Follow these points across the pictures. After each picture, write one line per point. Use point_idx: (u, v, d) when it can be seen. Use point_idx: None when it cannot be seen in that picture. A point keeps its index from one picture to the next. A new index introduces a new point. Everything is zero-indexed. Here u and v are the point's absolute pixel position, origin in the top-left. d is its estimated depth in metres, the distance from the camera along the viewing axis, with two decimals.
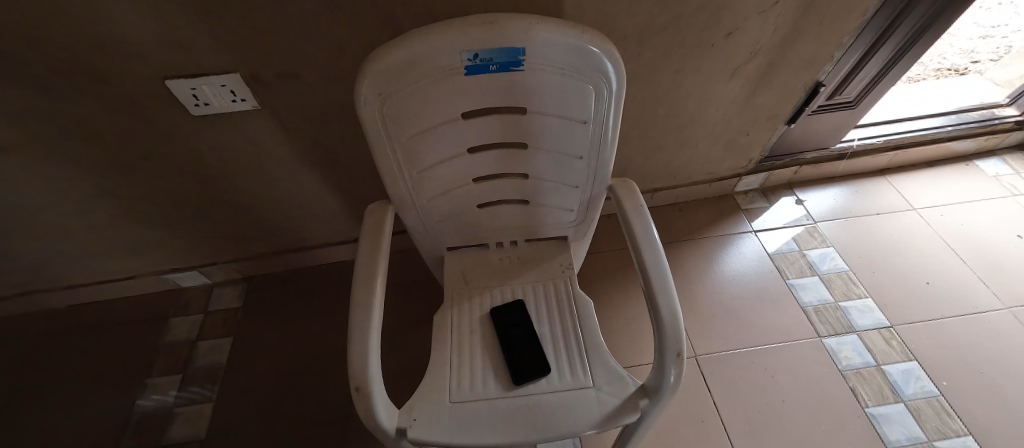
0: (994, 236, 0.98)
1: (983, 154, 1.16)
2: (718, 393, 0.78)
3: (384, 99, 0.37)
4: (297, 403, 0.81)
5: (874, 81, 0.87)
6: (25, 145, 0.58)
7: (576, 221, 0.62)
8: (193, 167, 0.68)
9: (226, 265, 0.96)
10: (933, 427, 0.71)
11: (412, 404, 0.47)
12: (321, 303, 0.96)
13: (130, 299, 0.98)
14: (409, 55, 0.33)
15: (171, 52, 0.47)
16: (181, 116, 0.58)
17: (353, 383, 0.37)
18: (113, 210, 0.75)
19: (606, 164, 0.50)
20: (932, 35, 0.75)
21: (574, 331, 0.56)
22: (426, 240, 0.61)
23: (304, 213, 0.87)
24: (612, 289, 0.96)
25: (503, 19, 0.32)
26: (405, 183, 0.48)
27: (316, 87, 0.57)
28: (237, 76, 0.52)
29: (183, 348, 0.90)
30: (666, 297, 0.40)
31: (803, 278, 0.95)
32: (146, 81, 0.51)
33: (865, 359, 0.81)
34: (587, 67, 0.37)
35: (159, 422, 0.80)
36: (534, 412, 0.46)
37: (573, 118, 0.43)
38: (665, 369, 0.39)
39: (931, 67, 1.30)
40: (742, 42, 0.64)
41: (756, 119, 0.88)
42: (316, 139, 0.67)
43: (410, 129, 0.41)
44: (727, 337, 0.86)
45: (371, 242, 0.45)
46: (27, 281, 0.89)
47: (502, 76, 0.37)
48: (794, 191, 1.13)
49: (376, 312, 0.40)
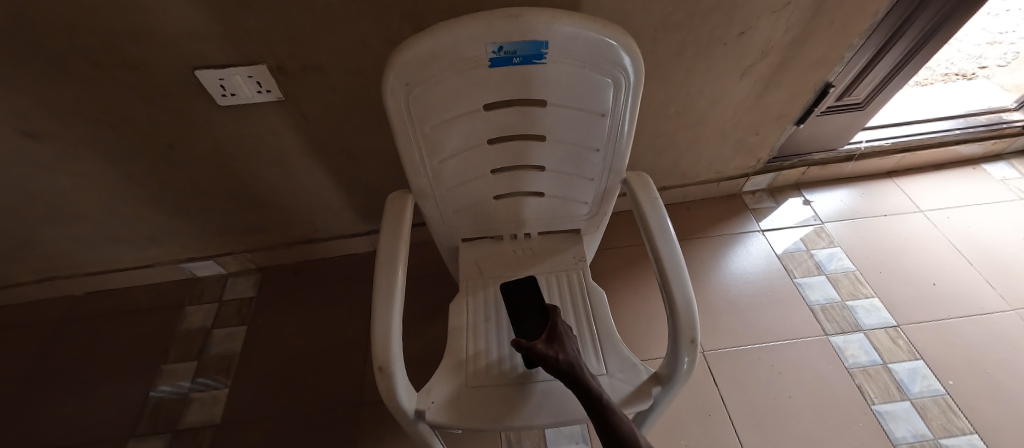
0: (1001, 239, 0.99)
1: (990, 158, 1.17)
2: (726, 388, 0.79)
3: (410, 90, 0.38)
4: (309, 392, 0.82)
5: (883, 83, 0.88)
6: (57, 132, 0.60)
7: (589, 214, 0.63)
8: (215, 157, 0.70)
9: (240, 256, 0.98)
10: (939, 425, 0.72)
11: (429, 388, 0.48)
12: (333, 295, 0.97)
13: (146, 287, 1.00)
14: (437, 46, 0.34)
15: (202, 43, 0.49)
16: (207, 106, 0.59)
17: (376, 363, 0.38)
18: (135, 198, 0.77)
19: (621, 156, 0.51)
20: (942, 37, 0.76)
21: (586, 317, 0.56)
22: (441, 231, 0.63)
23: (318, 205, 0.88)
24: (620, 285, 0.97)
25: (528, 13, 0.34)
26: (426, 173, 0.50)
27: (338, 80, 0.58)
28: (263, 67, 0.53)
29: (197, 335, 0.92)
30: (681, 286, 0.41)
31: (810, 277, 0.96)
32: (175, 71, 0.52)
33: (872, 357, 0.81)
34: (607, 60, 0.38)
35: (175, 407, 0.81)
36: (549, 398, 0.47)
37: (592, 111, 0.45)
38: (678, 356, 0.40)
39: (938, 72, 1.31)
40: (754, 41, 0.65)
41: (766, 119, 0.88)
42: (335, 131, 0.69)
43: (433, 119, 0.43)
44: (734, 334, 0.87)
45: (392, 229, 0.46)
46: (48, 267, 0.91)
47: (524, 68, 0.39)
48: (801, 192, 1.14)
49: (398, 295, 0.41)
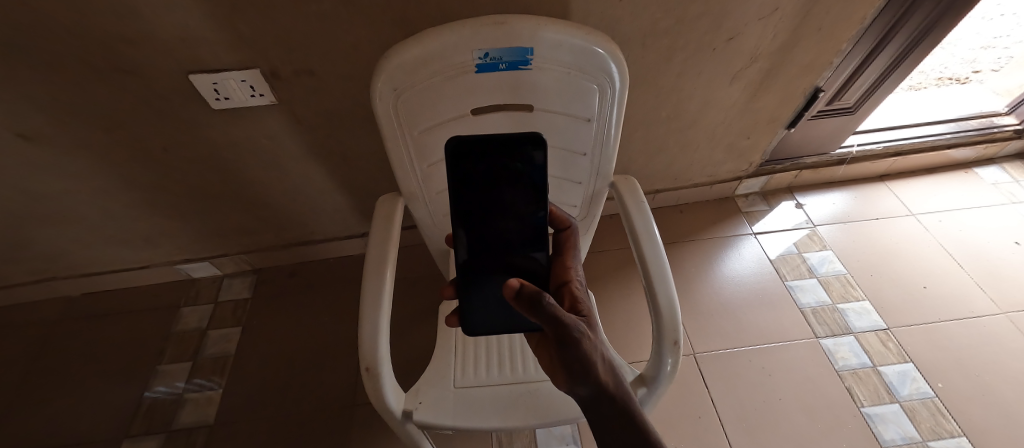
0: (993, 243, 0.99)
1: (982, 162, 1.17)
2: (716, 390, 0.79)
3: (398, 95, 0.39)
4: (302, 393, 0.82)
5: (873, 88, 0.89)
6: (53, 134, 0.61)
7: (579, 217, 0.64)
8: (210, 159, 0.71)
9: (236, 257, 0.99)
10: (928, 427, 0.72)
11: (417, 389, 0.48)
12: (328, 296, 0.98)
13: (142, 289, 1.01)
14: (424, 52, 0.35)
15: (196, 48, 0.50)
16: (202, 110, 0.60)
17: (363, 364, 0.38)
18: (131, 200, 0.77)
19: (609, 161, 0.52)
20: (929, 43, 0.77)
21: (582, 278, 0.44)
22: (432, 233, 0.63)
23: (312, 207, 0.89)
24: (613, 287, 0.98)
25: (513, 20, 0.35)
26: (415, 177, 0.50)
27: (330, 85, 0.59)
28: (257, 72, 0.54)
29: (192, 337, 0.92)
30: (664, 287, 0.42)
31: (802, 280, 0.96)
32: (170, 75, 0.53)
33: (862, 360, 0.82)
34: (591, 66, 0.39)
35: (169, 408, 0.82)
36: (535, 398, 0.48)
37: (578, 115, 0.45)
38: (662, 357, 0.41)
39: (931, 76, 1.32)
40: (742, 47, 0.66)
41: (757, 123, 0.89)
42: (329, 135, 0.70)
43: (422, 123, 0.43)
44: (725, 336, 0.87)
45: (381, 232, 0.47)
46: (45, 269, 0.92)
47: (510, 74, 0.39)
48: (794, 195, 1.14)
49: (386, 296, 0.42)
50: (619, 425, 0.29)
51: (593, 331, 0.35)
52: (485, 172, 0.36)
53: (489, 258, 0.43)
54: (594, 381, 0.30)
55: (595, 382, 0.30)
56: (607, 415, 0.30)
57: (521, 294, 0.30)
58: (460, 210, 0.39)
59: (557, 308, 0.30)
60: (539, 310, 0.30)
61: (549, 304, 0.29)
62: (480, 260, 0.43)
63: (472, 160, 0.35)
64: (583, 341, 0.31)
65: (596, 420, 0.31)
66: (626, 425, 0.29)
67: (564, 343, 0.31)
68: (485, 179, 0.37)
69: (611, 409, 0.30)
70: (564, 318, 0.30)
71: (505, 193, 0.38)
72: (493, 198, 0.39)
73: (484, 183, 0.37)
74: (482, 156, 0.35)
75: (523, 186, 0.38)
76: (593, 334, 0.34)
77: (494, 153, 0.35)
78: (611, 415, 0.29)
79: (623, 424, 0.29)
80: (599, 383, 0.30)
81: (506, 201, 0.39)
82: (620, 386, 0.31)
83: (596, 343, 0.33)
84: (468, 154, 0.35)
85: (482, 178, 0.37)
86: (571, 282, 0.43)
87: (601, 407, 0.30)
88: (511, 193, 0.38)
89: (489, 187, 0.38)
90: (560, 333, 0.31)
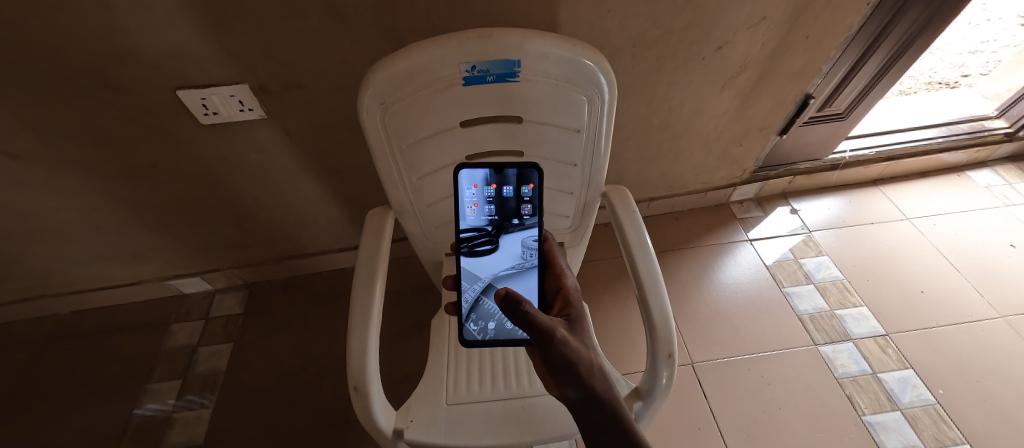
0: (990, 247, 0.99)
1: (974, 165, 1.18)
2: (715, 401, 0.78)
3: (385, 109, 0.38)
4: (294, 410, 0.81)
5: (862, 94, 0.90)
6: (39, 152, 0.60)
7: (572, 228, 0.63)
8: (200, 175, 0.70)
9: (227, 271, 0.98)
10: (930, 435, 0.71)
11: (409, 406, 0.47)
12: (321, 310, 0.96)
13: (132, 305, 0.99)
14: (410, 65, 0.35)
15: (184, 64, 0.49)
16: (191, 125, 0.60)
17: (351, 382, 0.37)
18: (119, 216, 0.76)
19: (600, 171, 0.51)
20: (917, 49, 0.78)
21: (576, 285, 0.43)
22: (425, 246, 0.62)
23: (305, 220, 0.88)
24: (609, 296, 0.97)
25: (500, 32, 0.34)
26: (404, 189, 0.49)
27: (320, 98, 0.59)
28: (246, 87, 0.54)
29: (183, 353, 0.91)
30: (657, 298, 0.41)
31: (799, 286, 0.96)
32: (157, 91, 0.53)
33: (862, 367, 0.81)
34: (578, 77, 0.39)
35: (157, 427, 0.80)
36: (529, 414, 0.47)
37: (567, 126, 0.45)
38: (656, 371, 0.39)
39: (922, 81, 1.33)
40: (731, 55, 0.66)
41: (749, 129, 0.89)
42: (319, 148, 0.69)
43: (410, 136, 0.43)
44: (724, 345, 0.86)
45: (371, 246, 0.46)
46: (32, 287, 0.90)
47: (498, 86, 0.39)
48: (789, 201, 1.15)
49: (375, 309, 0.41)
50: (606, 428, 0.30)
51: (576, 330, 0.37)
52: (489, 192, 0.38)
53: (484, 264, 0.43)
54: (579, 380, 0.32)
55: (581, 386, 0.32)
56: (594, 417, 0.31)
57: (503, 301, 0.31)
58: (463, 227, 0.41)
59: (535, 314, 0.31)
60: (518, 316, 0.30)
61: (525, 310, 0.30)
62: (477, 272, 0.43)
63: (477, 182, 0.38)
64: (566, 345, 0.33)
65: (584, 423, 0.31)
66: (613, 426, 0.29)
67: (546, 347, 0.32)
68: (488, 196, 0.39)
69: (598, 412, 0.31)
70: (543, 323, 0.32)
71: (507, 210, 0.40)
72: (495, 217, 0.40)
73: (488, 202, 0.39)
74: (488, 178, 0.37)
75: (524, 204, 0.39)
76: (575, 334, 0.36)
77: (498, 176, 0.37)
78: (599, 417, 0.30)
79: (608, 427, 0.29)
80: (584, 384, 0.32)
81: (507, 220, 0.41)
82: (606, 387, 0.32)
83: (577, 345, 0.34)
84: (474, 175, 0.37)
85: (486, 196, 0.39)
86: (566, 288, 0.42)
87: (588, 409, 0.31)
88: (507, 208, 0.40)
89: (492, 205, 0.39)
90: (542, 338, 0.32)
